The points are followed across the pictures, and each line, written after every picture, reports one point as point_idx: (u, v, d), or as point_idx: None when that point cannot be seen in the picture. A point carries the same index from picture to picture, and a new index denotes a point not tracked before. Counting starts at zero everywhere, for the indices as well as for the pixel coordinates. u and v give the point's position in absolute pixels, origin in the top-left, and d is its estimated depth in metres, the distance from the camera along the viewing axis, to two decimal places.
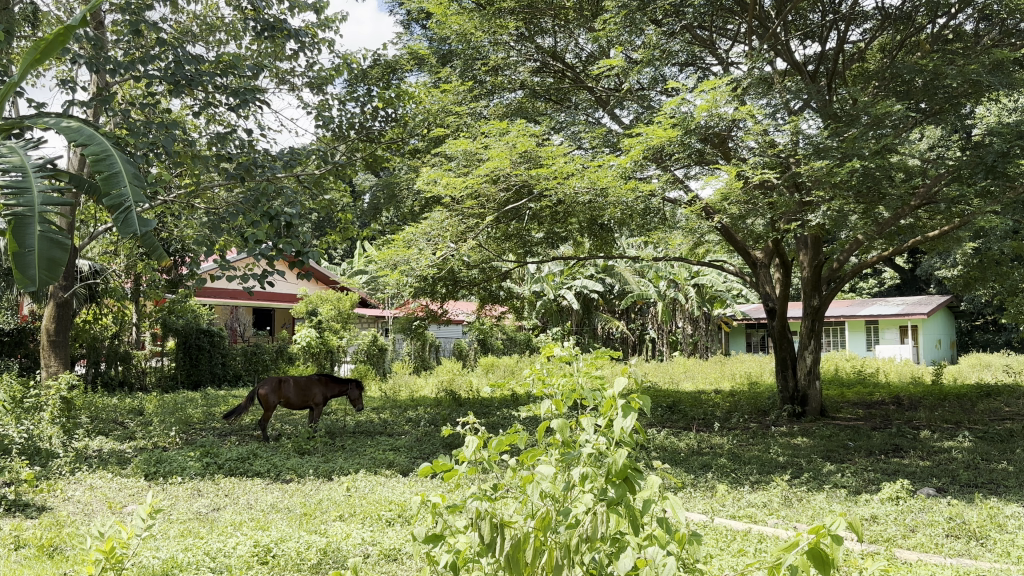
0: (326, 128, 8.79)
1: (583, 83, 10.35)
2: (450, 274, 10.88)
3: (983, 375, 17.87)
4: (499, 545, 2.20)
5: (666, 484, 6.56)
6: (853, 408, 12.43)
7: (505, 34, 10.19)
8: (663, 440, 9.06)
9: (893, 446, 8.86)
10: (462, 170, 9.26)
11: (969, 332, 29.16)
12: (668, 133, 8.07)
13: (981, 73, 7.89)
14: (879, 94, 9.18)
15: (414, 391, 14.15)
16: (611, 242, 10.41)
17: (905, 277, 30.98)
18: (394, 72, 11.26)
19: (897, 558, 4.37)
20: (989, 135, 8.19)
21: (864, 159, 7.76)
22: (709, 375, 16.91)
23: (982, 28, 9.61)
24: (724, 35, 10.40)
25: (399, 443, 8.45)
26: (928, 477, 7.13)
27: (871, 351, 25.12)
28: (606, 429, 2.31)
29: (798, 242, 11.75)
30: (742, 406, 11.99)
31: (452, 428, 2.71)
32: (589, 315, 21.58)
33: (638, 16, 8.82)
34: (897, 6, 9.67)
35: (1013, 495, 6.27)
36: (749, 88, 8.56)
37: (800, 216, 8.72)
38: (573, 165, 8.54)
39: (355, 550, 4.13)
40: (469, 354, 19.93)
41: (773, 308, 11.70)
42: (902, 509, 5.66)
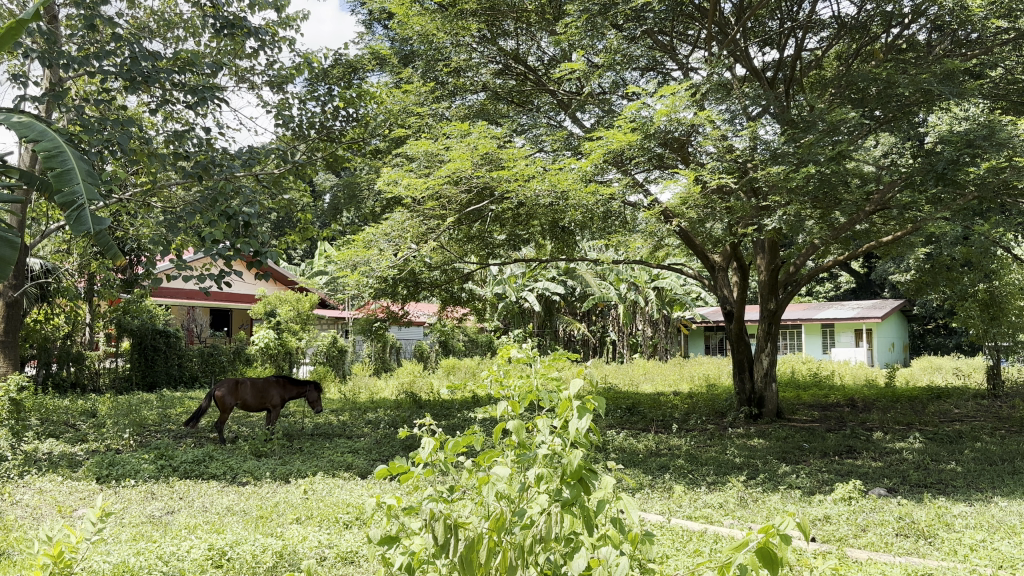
0: (286, 127, 8.67)
1: (545, 87, 10.48)
2: (412, 275, 10.83)
3: (935, 377, 18.26)
4: (453, 546, 2.19)
5: (623, 486, 6.63)
6: (807, 408, 12.76)
7: (467, 36, 10.14)
8: (621, 441, 9.13)
9: (846, 447, 9.03)
10: (422, 171, 9.23)
11: (921, 335, 29.81)
12: (627, 137, 8.13)
13: (932, 83, 8.10)
14: (835, 101, 9.33)
15: (374, 392, 14.13)
16: (572, 245, 10.46)
17: (860, 282, 31.67)
18: (356, 71, 11.20)
19: (848, 557, 4.46)
20: (941, 143, 8.41)
21: (819, 165, 7.89)
22: (668, 377, 17.13)
23: (934, 39, 9.82)
24: (684, 41, 10.51)
25: (358, 445, 8.39)
26: (879, 478, 7.28)
27: (826, 354, 25.57)
28: (561, 430, 2.32)
29: (755, 246, 11.93)
30: (700, 408, 12.14)
31: (409, 429, 2.68)
32: (551, 317, 21.60)
33: (600, 20, 8.90)
34: (853, 15, 9.85)
35: (961, 495, 6.43)
36: (707, 93, 8.65)
37: (757, 220, 8.86)
38: (533, 167, 8.60)
39: (311, 553, 4.11)
40: (430, 355, 19.90)
41: (731, 311, 11.83)
42: (854, 509, 5.76)
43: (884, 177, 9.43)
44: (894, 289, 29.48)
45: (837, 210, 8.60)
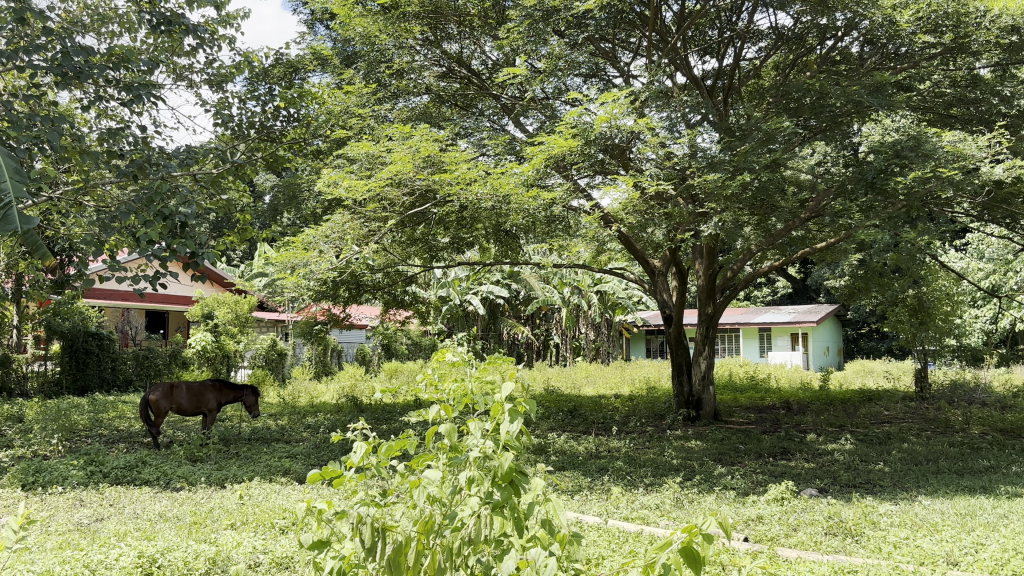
0: (224, 127, 8.50)
1: (488, 91, 10.55)
2: (353, 277, 10.73)
3: (867, 380, 18.81)
4: (380, 549, 2.17)
5: (561, 487, 6.70)
6: (744, 411, 12.98)
7: (411, 39, 10.14)
8: (561, 444, 9.19)
9: (781, 449, 9.24)
10: (364, 173, 9.18)
11: (855, 339, 30.67)
12: (568, 143, 8.18)
13: (862, 95, 8.37)
14: (771, 110, 9.57)
15: (313, 396, 13.99)
16: (515, 249, 10.52)
17: (797, 286, 32.43)
18: (297, 71, 11.06)
19: (779, 556, 4.56)
20: (871, 153, 8.67)
21: (754, 174, 8.07)
22: (609, 380, 17.31)
23: (866, 51, 10.12)
24: (626, 48, 10.64)
25: (296, 449, 8.30)
26: (811, 479, 7.46)
27: (764, 357, 26.12)
28: (493, 433, 2.33)
29: (694, 252, 12.15)
30: (640, 410, 12.27)
31: (341, 432, 2.65)
32: (495, 320, 21.59)
33: (542, 26, 8.96)
34: (790, 27, 10.10)
35: (887, 494, 6.63)
36: (648, 101, 8.76)
37: (694, 226, 9.02)
38: (475, 171, 8.65)
39: (245, 558, 4.06)
40: (372, 359, 19.79)
41: (670, 315, 11.99)
42: (785, 509, 5.91)
43: (818, 185, 9.70)
44: (829, 294, 30.23)
45: (773, 217, 8.82)
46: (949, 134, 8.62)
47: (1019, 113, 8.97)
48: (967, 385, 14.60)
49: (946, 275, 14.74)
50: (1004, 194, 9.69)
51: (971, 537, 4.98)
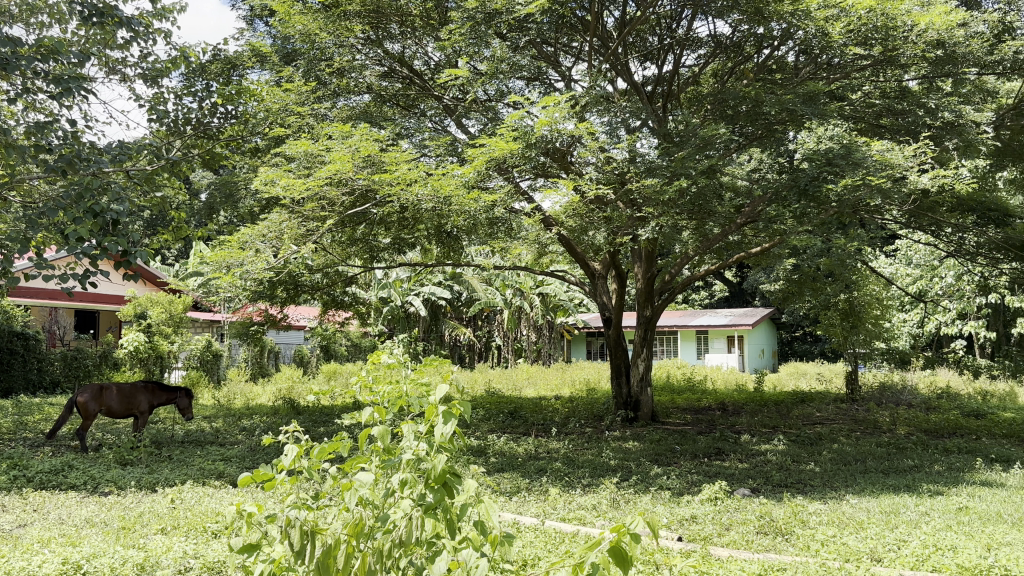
0: (159, 123, 8.30)
1: (430, 92, 10.51)
2: (291, 277, 10.59)
3: (800, 382, 19.29)
4: (309, 553, 2.13)
5: (500, 489, 6.72)
6: (681, 412, 13.17)
7: (351, 38, 10.07)
8: (500, 445, 9.22)
9: (716, 450, 9.40)
10: (302, 172, 9.08)
11: (789, 342, 31.41)
12: (509, 146, 8.18)
13: (795, 104, 8.60)
14: (709, 117, 9.74)
15: (249, 399, 13.76)
16: (457, 250, 10.52)
17: (733, 290, 33.06)
18: (235, 68, 10.87)
19: (711, 555, 4.63)
20: (805, 161, 8.89)
21: (691, 180, 8.19)
22: (550, 381, 17.43)
23: (801, 61, 10.40)
24: (568, 52, 10.73)
25: (230, 452, 8.16)
26: (744, 479, 7.61)
27: (701, 359, 26.56)
28: (427, 436, 2.32)
29: (633, 255, 12.30)
30: (579, 412, 12.37)
31: (273, 435, 2.62)
32: (437, 322, 21.53)
33: (484, 28, 8.97)
34: (728, 35, 10.30)
35: (817, 494, 6.79)
36: (588, 106, 8.84)
37: (633, 230, 9.14)
38: (415, 172, 8.62)
39: (175, 563, 3.97)
40: (310, 361, 19.56)
41: (609, 317, 12.11)
42: (718, 509, 6.01)
43: (754, 192, 9.92)
44: (764, 297, 30.89)
45: (709, 221, 8.98)
46: (878, 143, 8.81)
47: (943, 124, 9.04)
48: (895, 386, 15.06)
49: (874, 280, 15.20)
50: (930, 201, 10.04)
51: (895, 534, 5.14)
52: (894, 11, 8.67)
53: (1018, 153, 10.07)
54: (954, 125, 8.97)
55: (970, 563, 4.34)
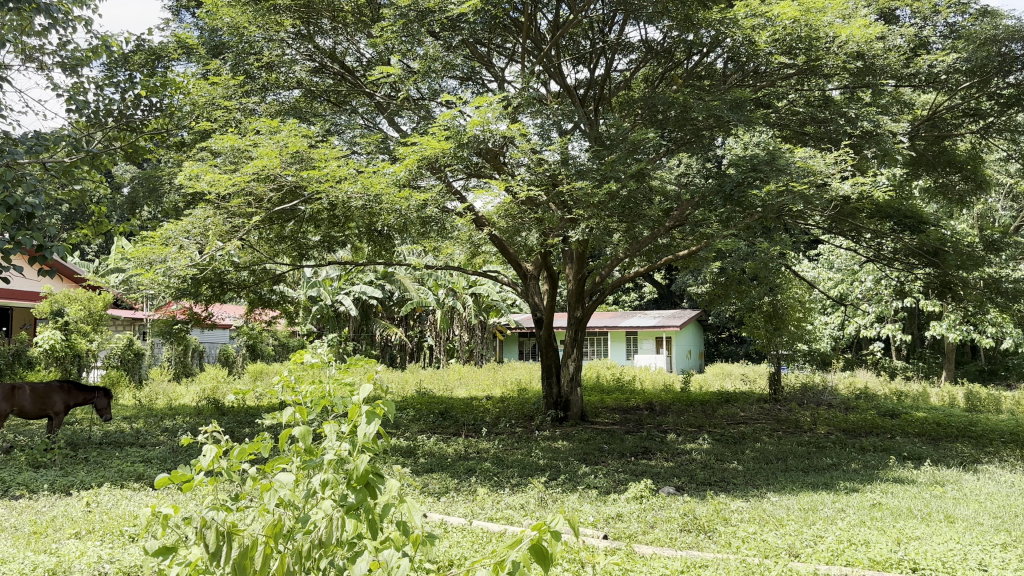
0: (78, 114, 8.01)
1: (361, 89, 10.44)
2: (217, 274, 10.35)
3: (726, 382, 19.71)
4: (225, 554, 2.08)
5: (428, 490, 6.68)
6: (609, 412, 13.30)
7: (281, 32, 9.88)
8: (430, 446, 9.18)
9: (643, 448, 9.54)
10: (228, 167, 8.88)
11: (715, 343, 32.10)
12: (440, 145, 8.14)
13: (723, 110, 8.78)
14: (639, 121, 9.86)
15: (172, 399, 13.42)
16: (388, 249, 10.43)
17: (662, 292, 33.58)
18: (159, 59, 10.56)
19: (636, 553, 4.70)
20: (731, 167, 9.09)
21: (621, 182, 8.29)
22: (481, 381, 17.44)
23: (730, 66, 10.49)
24: (501, 53, 10.75)
25: (150, 453, 7.93)
26: (670, 477, 7.74)
27: (630, 360, 26.91)
28: (350, 435, 2.28)
29: (564, 256, 12.39)
30: (510, 412, 12.41)
31: (191, 435, 2.54)
32: (368, 321, 21.35)
33: (416, 26, 8.92)
34: (659, 41, 10.44)
35: (739, 492, 6.94)
36: (520, 107, 8.86)
37: (564, 231, 9.20)
38: (345, 169, 8.52)
39: (88, 568, 3.84)
40: (236, 360, 19.16)
41: (540, 317, 12.17)
42: (645, 507, 6.10)
43: (683, 196, 10.10)
44: (692, 299, 31.46)
45: (639, 224, 9.10)
46: (801, 150, 9.03)
47: (862, 133, 9.47)
48: (816, 386, 15.49)
49: (796, 284, 15.63)
50: (849, 208, 10.37)
51: (812, 530, 5.29)
52: (817, 23, 8.81)
53: (932, 163, 10.67)
54: (873, 134, 9.38)
55: (881, 557, 4.50)
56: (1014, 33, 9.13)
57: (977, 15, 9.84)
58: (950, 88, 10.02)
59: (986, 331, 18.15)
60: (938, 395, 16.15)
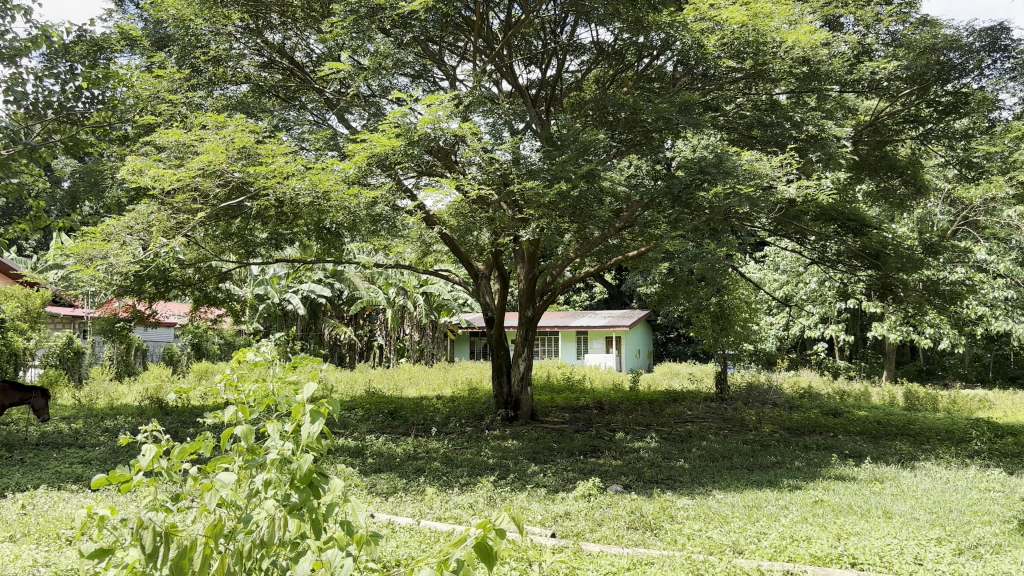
0: (17, 105, 7.79)
1: (310, 85, 10.29)
2: (161, 271, 10.16)
3: (674, 381, 19.97)
4: (163, 555, 2.02)
5: (376, 490, 6.64)
6: (559, 411, 13.37)
7: (229, 25, 9.73)
8: (378, 445, 9.13)
9: (591, 447, 9.60)
10: (173, 162, 8.70)
11: (663, 343, 32.47)
12: (391, 142, 8.07)
13: (671, 113, 8.89)
14: (590, 123, 9.92)
15: (113, 398, 13.13)
16: (337, 247, 10.34)
17: (612, 292, 33.85)
18: (102, 51, 10.31)
19: (583, 550, 4.73)
20: (680, 169, 9.21)
21: (571, 183, 8.33)
22: (432, 381, 17.41)
23: (680, 69, 10.59)
24: (452, 51, 10.72)
25: (90, 454, 7.75)
26: (618, 475, 7.81)
27: (580, 359, 27.07)
28: (293, 435, 2.25)
29: (515, 255, 12.41)
30: (460, 412, 12.37)
31: (129, 435, 2.47)
32: (316, 320, 21.11)
33: (367, 23, 8.87)
34: (610, 43, 10.48)
35: (685, 490, 7.03)
36: (472, 106, 8.83)
37: (514, 231, 9.23)
38: (293, 165, 8.41)
39: (22, 572, 3.74)
40: (180, 358, 18.82)
41: (491, 317, 12.16)
42: (592, 505, 6.15)
43: (632, 197, 10.20)
44: (641, 299, 31.77)
45: (589, 224, 9.17)
46: (747, 153, 9.15)
47: (807, 137, 9.56)
48: (761, 386, 15.75)
49: (742, 284, 15.89)
50: (794, 211, 10.60)
51: (755, 527, 5.38)
52: (764, 29, 8.92)
53: (875, 167, 10.76)
54: (817, 138, 9.46)
55: (822, 553, 4.60)
56: (954, 42, 9.56)
57: (918, 23, 10.07)
58: (891, 95, 10.23)
59: (924, 332, 18.62)
60: (879, 395, 16.47)
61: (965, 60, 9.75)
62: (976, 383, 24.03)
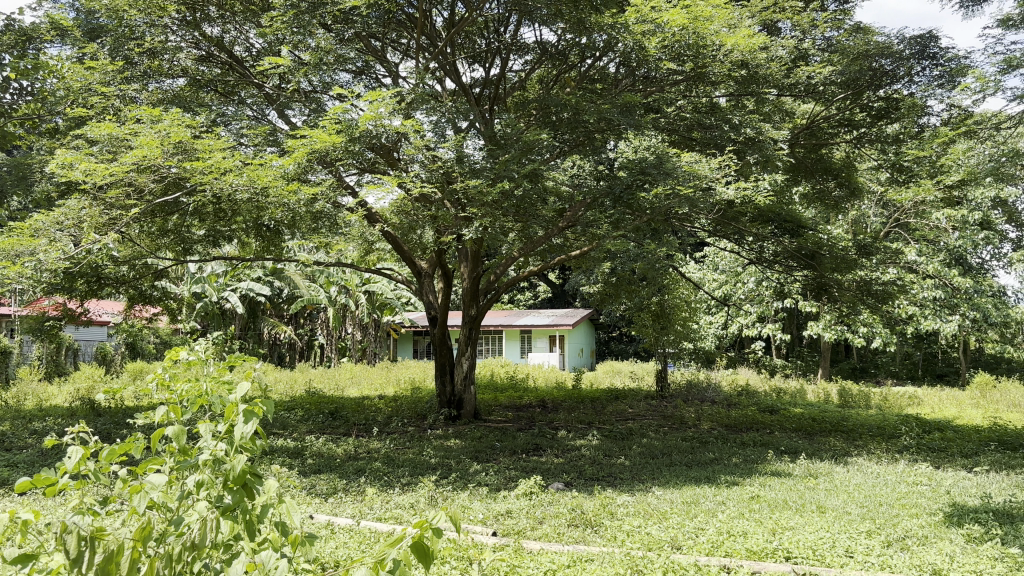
0: None
1: (249, 79, 10.11)
2: (93, 269, 9.91)
3: (616, 379, 20.19)
4: (88, 560, 1.95)
5: (316, 491, 6.56)
6: (502, 409, 13.40)
7: (165, 17, 9.48)
8: (319, 446, 9.04)
9: (533, 446, 9.63)
10: (105, 156, 8.48)
11: (606, 342, 32.77)
12: (332, 138, 7.94)
13: (613, 114, 8.96)
14: (534, 123, 9.96)
15: (42, 399, 12.75)
16: (277, 245, 10.21)
17: (556, 291, 34.04)
18: (30, 41, 9.99)
19: (524, 548, 4.74)
20: (621, 169, 9.31)
21: (513, 182, 8.33)
22: (374, 380, 17.29)
23: (621, 71, 10.68)
24: (395, 48, 10.66)
25: (17, 457, 7.51)
26: (559, 473, 7.86)
27: (524, 358, 27.17)
28: (227, 435, 2.21)
29: (459, 254, 12.36)
30: (402, 411, 12.29)
31: (55, 436, 2.38)
32: (255, 319, 20.78)
33: (308, 17, 8.75)
34: (554, 43, 10.52)
35: (625, 487, 7.10)
36: (415, 103, 8.76)
37: (457, 229, 9.21)
38: (230, 160, 8.25)
39: None
40: (114, 358, 18.37)
41: (435, 316, 12.10)
42: (534, 503, 6.17)
43: (575, 197, 10.27)
44: (584, 299, 31.96)
45: (532, 223, 9.21)
46: (687, 154, 9.27)
47: (746, 141, 9.77)
48: (700, 383, 16.02)
49: (683, 284, 16.12)
50: (733, 211, 10.80)
51: (693, 523, 5.46)
52: (704, 32, 9.04)
53: (810, 170, 11.07)
54: (754, 141, 9.69)
55: (757, 547, 4.69)
56: (885, 49, 9.71)
57: (851, 30, 10.39)
58: (826, 100, 10.50)
59: (858, 331, 19.08)
60: (814, 393, 16.82)
61: (895, 67, 9.89)
62: (907, 381, 24.75)
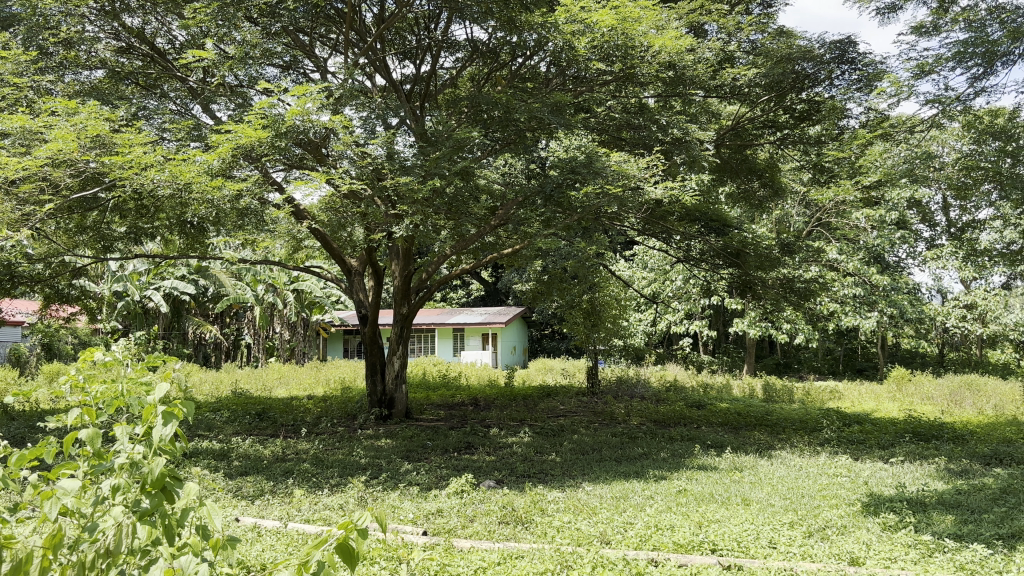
0: None
1: (172, 72, 9.84)
2: (6, 267, 9.53)
3: (548, 377, 20.33)
4: None
5: (241, 493, 6.42)
6: (433, 408, 13.36)
7: (81, 6, 9.12)
8: (246, 447, 8.86)
9: (465, 443, 9.61)
10: (18, 149, 8.15)
11: (539, 340, 32.95)
12: (257, 133, 7.76)
13: (543, 112, 8.97)
14: (465, 120, 9.95)
15: None
16: (203, 242, 9.98)
17: (488, 289, 34.08)
18: None
19: (453, 547, 4.72)
20: (552, 168, 9.35)
21: (444, 179, 8.27)
22: (303, 380, 17.04)
23: (552, 70, 10.73)
24: (324, 43, 10.52)
25: None
26: (490, 471, 7.86)
27: (456, 357, 27.14)
28: (145, 437, 2.14)
29: (389, 252, 12.23)
30: (332, 411, 12.14)
31: None
32: (179, 318, 20.27)
33: (233, 10, 8.53)
34: (485, 42, 10.54)
35: (556, 483, 7.16)
36: (344, 98, 8.61)
37: (387, 226, 9.14)
38: (152, 155, 7.99)
39: None
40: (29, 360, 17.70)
41: (365, 314, 11.96)
42: (465, 501, 6.15)
43: (506, 195, 10.29)
44: (517, 297, 32.06)
45: (463, 221, 9.19)
46: (616, 154, 9.26)
47: (673, 140, 9.96)
48: (629, 379, 16.24)
49: (613, 281, 16.29)
50: (661, 210, 10.97)
51: (622, 517, 5.53)
52: (632, 33, 9.05)
53: (736, 170, 11.37)
54: (681, 141, 9.85)
55: (684, 540, 4.77)
56: (806, 51, 9.84)
57: (774, 34, 10.46)
58: (751, 101, 10.75)
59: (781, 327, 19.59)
60: (739, 389, 17.21)
61: (816, 70, 10.07)
62: (828, 375, 25.53)
